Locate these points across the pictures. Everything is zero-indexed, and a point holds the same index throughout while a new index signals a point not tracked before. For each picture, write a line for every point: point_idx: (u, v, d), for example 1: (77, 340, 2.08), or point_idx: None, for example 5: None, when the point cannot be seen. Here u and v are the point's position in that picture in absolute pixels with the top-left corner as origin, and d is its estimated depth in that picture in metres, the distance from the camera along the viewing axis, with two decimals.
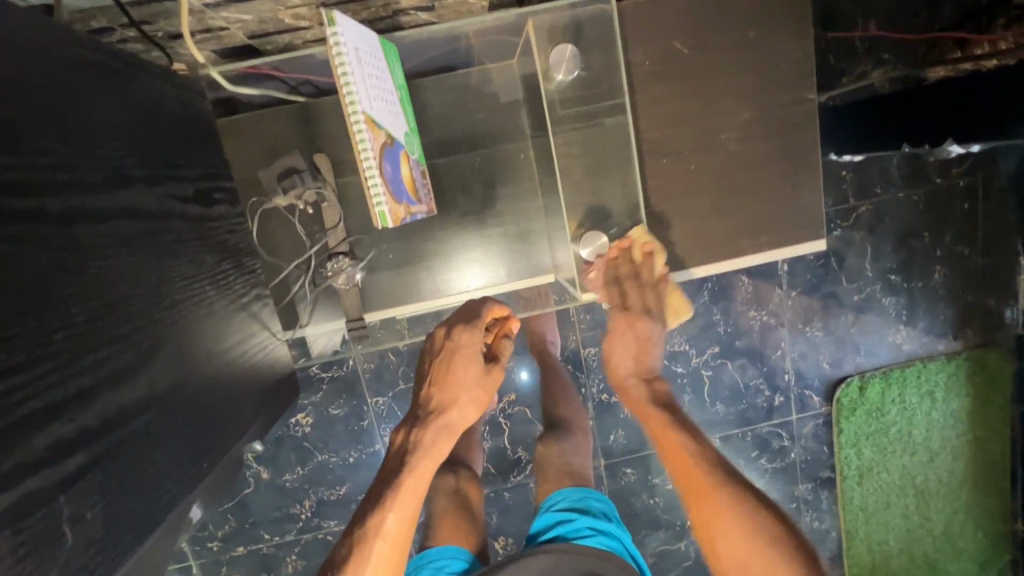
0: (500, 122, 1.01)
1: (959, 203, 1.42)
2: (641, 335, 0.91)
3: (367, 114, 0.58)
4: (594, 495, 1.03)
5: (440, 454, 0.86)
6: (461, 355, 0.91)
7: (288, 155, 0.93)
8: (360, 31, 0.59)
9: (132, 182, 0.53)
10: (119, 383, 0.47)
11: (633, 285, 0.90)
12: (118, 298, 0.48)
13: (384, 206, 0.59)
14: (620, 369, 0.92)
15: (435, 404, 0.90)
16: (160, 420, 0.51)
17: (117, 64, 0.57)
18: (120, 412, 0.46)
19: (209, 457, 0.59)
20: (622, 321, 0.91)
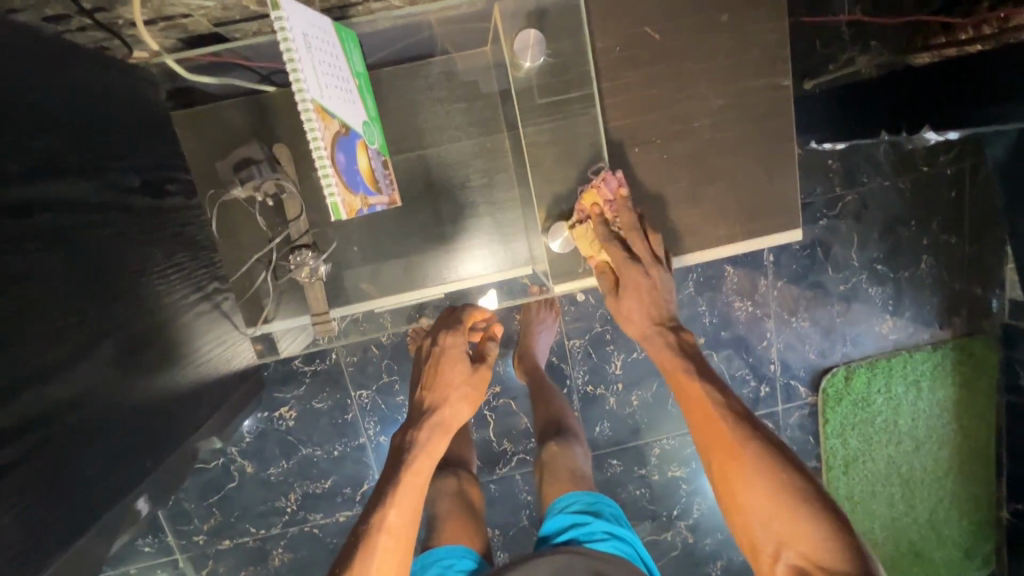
0: (475, 112, 0.98)
1: (946, 192, 1.41)
2: (641, 289, 0.84)
3: (317, 103, 0.56)
4: (605, 499, 1.04)
5: (435, 453, 0.86)
6: (447, 358, 0.89)
7: (245, 145, 0.87)
8: (309, 16, 0.57)
9: (65, 176, 0.51)
10: (46, 383, 0.45)
11: (637, 237, 0.82)
12: (46, 295, 0.47)
13: (337, 198, 0.57)
14: (636, 324, 0.88)
15: (427, 403, 0.88)
16: (93, 420, 0.50)
17: (51, 48, 0.54)
18: (45, 410, 0.45)
19: (154, 454, 0.58)
20: (638, 276, 0.83)
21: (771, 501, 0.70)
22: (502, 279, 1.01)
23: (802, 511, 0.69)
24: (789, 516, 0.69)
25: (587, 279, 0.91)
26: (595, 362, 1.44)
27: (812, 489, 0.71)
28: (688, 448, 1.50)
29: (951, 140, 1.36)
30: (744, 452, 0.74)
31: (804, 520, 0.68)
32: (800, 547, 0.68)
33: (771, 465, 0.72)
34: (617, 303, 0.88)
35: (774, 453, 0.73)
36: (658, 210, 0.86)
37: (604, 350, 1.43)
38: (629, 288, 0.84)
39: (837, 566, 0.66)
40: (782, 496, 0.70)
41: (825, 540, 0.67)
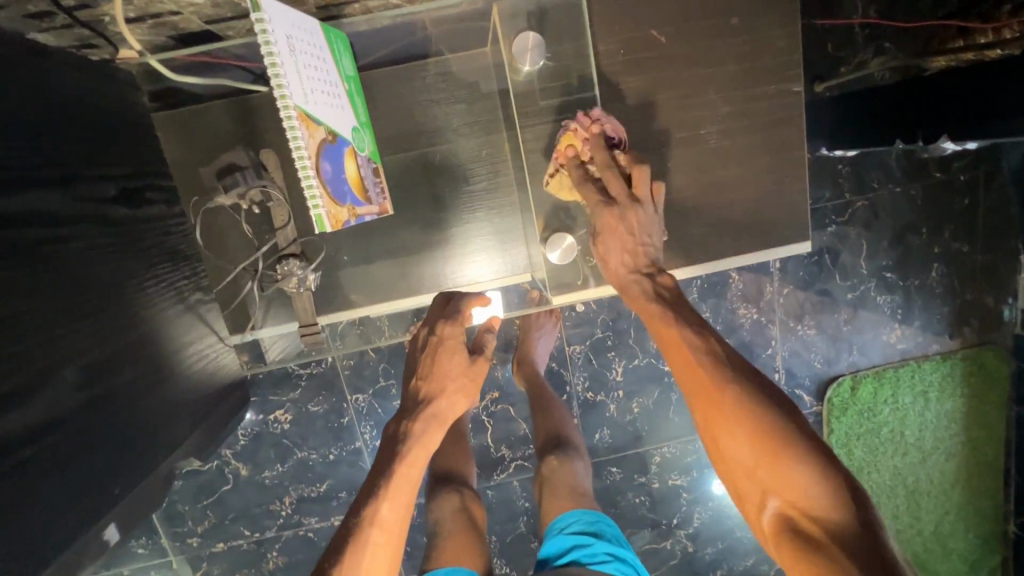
0: (476, 112, 0.92)
1: (959, 199, 1.37)
2: (613, 229, 0.76)
3: (301, 109, 0.53)
4: (607, 519, 1.01)
5: (431, 444, 0.83)
6: (445, 348, 0.85)
7: (230, 152, 0.85)
8: (293, 17, 0.54)
9: (34, 189, 0.48)
10: (7, 411, 0.42)
11: (614, 176, 0.76)
12: (9, 317, 0.44)
13: (321, 209, 0.54)
14: (615, 270, 0.79)
15: (423, 394, 0.85)
16: (57, 446, 0.47)
17: (18, 53, 0.51)
18: (6, 440, 0.42)
19: (124, 480, 0.54)
20: (609, 216, 0.75)
21: (751, 445, 0.64)
22: (506, 283, 0.97)
23: (784, 454, 0.62)
24: (774, 462, 0.62)
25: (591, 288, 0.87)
26: (595, 368, 1.41)
27: (797, 430, 0.63)
28: (689, 457, 1.47)
29: (965, 147, 1.32)
30: (721, 394, 0.67)
31: (787, 462, 0.61)
32: (783, 490, 0.62)
33: (750, 407, 0.65)
34: (596, 245, 0.79)
35: (755, 394, 0.66)
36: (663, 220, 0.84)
37: (605, 357, 1.40)
38: (604, 230, 0.76)
39: (823, 511, 0.59)
40: (762, 438, 0.63)
41: (811, 483, 0.60)
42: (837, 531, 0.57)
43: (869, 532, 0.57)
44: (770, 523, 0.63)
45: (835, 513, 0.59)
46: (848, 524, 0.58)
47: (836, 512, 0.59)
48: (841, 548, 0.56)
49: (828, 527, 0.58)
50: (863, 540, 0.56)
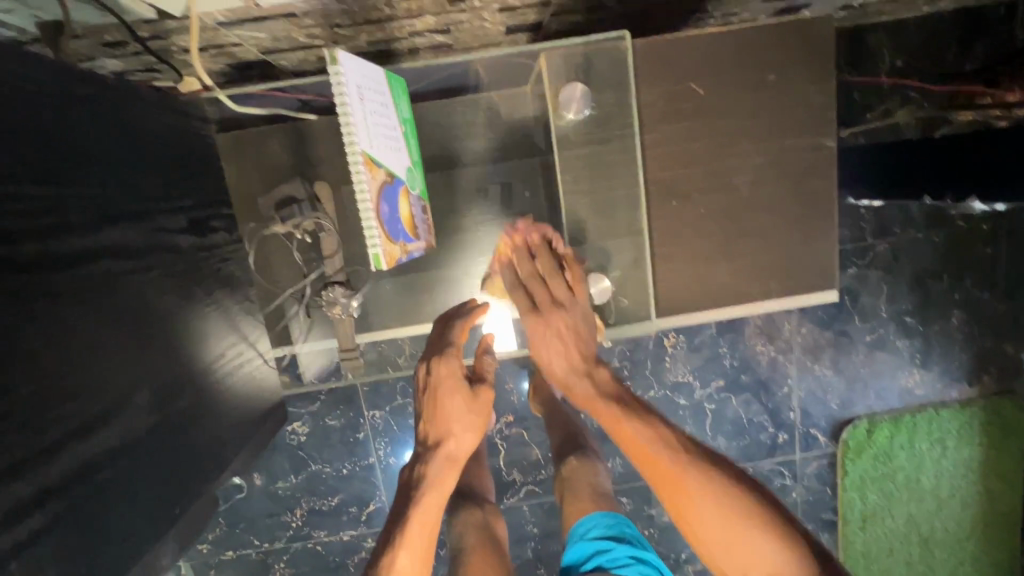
0: (512, 147, 0.96)
1: (981, 247, 1.38)
2: (536, 336, 0.81)
3: (366, 154, 0.56)
4: (626, 520, 1.01)
5: (445, 488, 0.80)
6: (445, 390, 0.85)
7: (288, 183, 0.87)
8: (364, 67, 0.58)
9: (123, 221, 0.51)
10: (88, 434, 0.44)
11: (537, 284, 0.83)
12: (94, 345, 0.46)
13: (379, 249, 0.58)
14: (556, 372, 0.81)
15: (431, 439, 0.84)
16: (133, 468, 0.48)
17: (114, 92, 0.55)
18: (89, 463, 0.43)
19: (183, 501, 0.55)
20: (535, 323, 0.81)
21: (729, 528, 0.65)
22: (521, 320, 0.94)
23: (761, 534, 0.64)
24: (752, 536, 0.64)
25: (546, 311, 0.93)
26: None
27: (762, 502, 0.66)
28: None
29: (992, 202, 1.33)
30: (686, 479, 0.68)
31: (762, 539, 0.64)
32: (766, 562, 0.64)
33: (725, 489, 0.66)
34: (534, 350, 0.82)
35: (721, 478, 0.67)
36: (693, 262, 0.86)
37: None
38: (533, 334, 0.82)
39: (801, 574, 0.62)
40: (741, 518, 0.65)
41: (787, 549, 0.63)
42: None
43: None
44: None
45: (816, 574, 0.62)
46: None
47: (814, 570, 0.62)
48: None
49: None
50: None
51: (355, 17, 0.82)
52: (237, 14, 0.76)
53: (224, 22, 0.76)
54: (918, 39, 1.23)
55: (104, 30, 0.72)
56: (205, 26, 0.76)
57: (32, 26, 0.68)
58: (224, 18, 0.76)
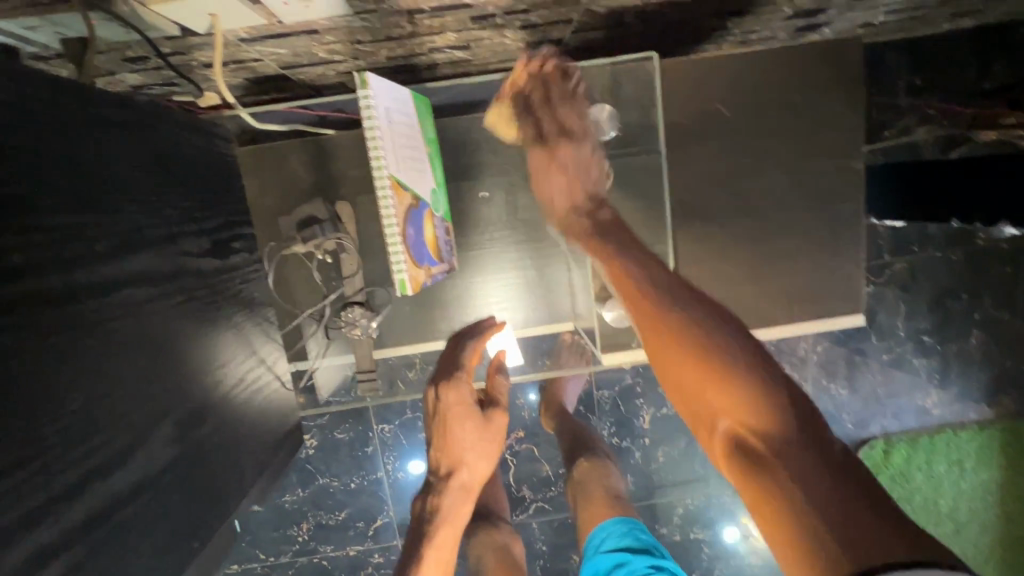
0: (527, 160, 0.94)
1: (1001, 266, 1.35)
2: (545, 173, 0.79)
3: (394, 178, 0.56)
4: (642, 529, 1.00)
5: (459, 519, 0.82)
6: (456, 415, 0.84)
7: (310, 204, 0.85)
8: (392, 90, 0.57)
9: (149, 246, 0.50)
10: (111, 470, 0.42)
11: (551, 114, 0.79)
12: (118, 378, 0.44)
13: (405, 274, 0.57)
14: (555, 209, 0.79)
15: (444, 468, 0.84)
16: (153, 503, 0.47)
17: (140, 115, 0.54)
18: (111, 501, 0.42)
19: (204, 532, 0.53)
20: (543, 157, 0.79)
21: (699, 375, 0.56)
22: (531, 334, 1.00)
23: (734, 385, 0.54)
24: (711, 377, 0.55)
25: (559, 324, 1.00)
26: (623, 415, 1.39)
27: (749, 356, 0.55)
28: (712, 510, 1.44)
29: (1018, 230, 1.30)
30: (664, 320, 0.59)
31: (737, 390, 0.54)
32: (737, 415, 0.54)
33: (690, 325, 0.57)
34: (537, 185, 0.80)
35: (705, 327, 0.57)
36: (713, 285, 0.86)
37: (633, 403, 1.39)
38: (538, 170, 0.80)
39: (774, 430, 0.51)
40: (702, 356, 0.55)
41: (766, 402, 0.52)
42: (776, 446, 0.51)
43: (832, 458, 0.49)
44: (725, 447, 0.55)
45: (793, 436, 0.51)
46: (808, 445, 0.50)
47: (791, 429, 0.51)
48: (797, 470, 0.49)
49: (780, 447, 0.50)
50: (824, 462, 0.49)
51: (376, 34, 0.81)
52: (260, 31, 0.74)
53: (247, 39, 0.75)
54: (938, 57, 1.22)
55: (126, 45, 0.71)
56: (227, 42, 0.75)
57: (55, 42, 0.67)
58: (247, 35, 0.74)
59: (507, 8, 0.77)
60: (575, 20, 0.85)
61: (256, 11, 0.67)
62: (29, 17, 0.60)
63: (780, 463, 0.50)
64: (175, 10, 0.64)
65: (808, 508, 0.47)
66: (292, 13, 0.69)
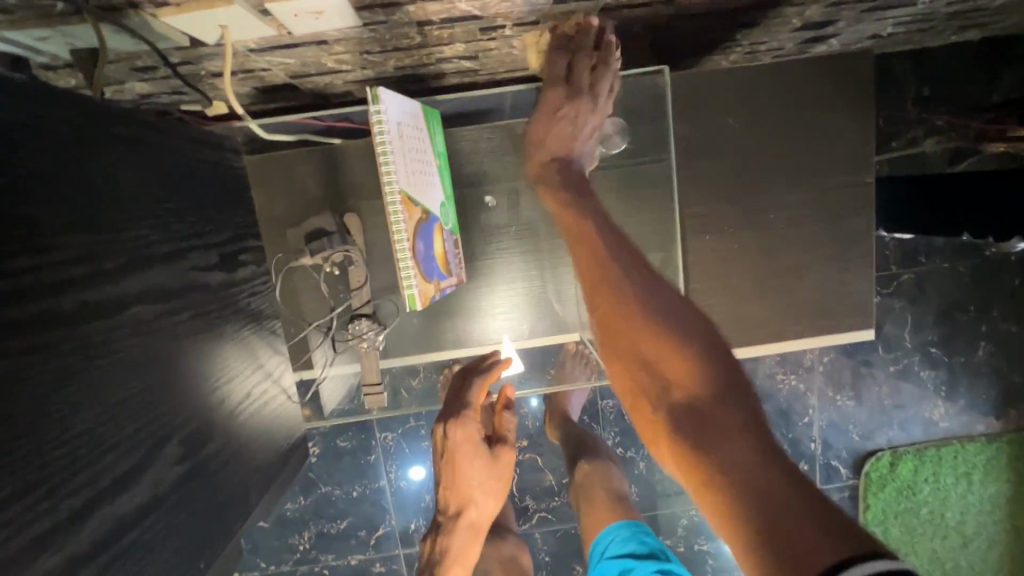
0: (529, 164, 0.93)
1: (1009, 277, 1.34)
2: (548, 109, 0.81)
3: (404, 193, 0.55)
4: (646, 532, 1.03)
5: (470, 556, 0.90)
6: (463, 456, 0.87)
7: (319, 216, 0.87)
8: (402, 104, 0.57)
9: (157, 262, 0.50)
10: (117, 493, 0.42)
11: (585, 70, 0.78)
12: (124, 398, 0.44)
13: (415, 289, 0.56)
14: (545, 151, 0.83)
15: (454, 507, 0.89)
16: (159, 524, 0.46)
17: (150, 130, 0.53)
18: (117, 525, 0.41)
19: (209, 553, 0.53)
20: (557, 97, 0.80)
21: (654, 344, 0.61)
22: (534, 344, 0.99)
23: (679, 352, 0.58)
24: (666, 349, 0.59)
25: (563, 334, 0.98)
26: (627, 425, 1.38)
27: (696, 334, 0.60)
28: None
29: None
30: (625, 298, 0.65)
31: (682, 358, 0.58)
32: (682, 382, 0.57)
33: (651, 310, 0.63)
34: (535, 120, 0.82)
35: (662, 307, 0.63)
36: None
37: None
38: (544, 111, 0.81)
39: (711, 400, 0.55)
40: (660, 333, 0.60)
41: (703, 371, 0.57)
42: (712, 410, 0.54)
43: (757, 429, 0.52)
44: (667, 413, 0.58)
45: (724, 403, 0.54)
46: (738, 411, 0.53)
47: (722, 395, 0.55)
48: (724, 430, 0.52)
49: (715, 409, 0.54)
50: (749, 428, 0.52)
51: (385, 45, 0.81)
52: (269, 41, 0.73)
53: (256, 50, 0.74)
54: (948, 68, 1.21)
55: (135, 56, 0.70)
56: (236, 53, 0.75)
57: (64, 53, 0.66)
58: (256, 45, 0.73)
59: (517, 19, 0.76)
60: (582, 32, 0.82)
61: (266, 23, 0.67)
62: (40, 28, 0.60)
63: (709, 422, 0.53)
64: (185, 22, 0.63)
65: (729, 459, 0.50)
66: (301, 25, 0.68)
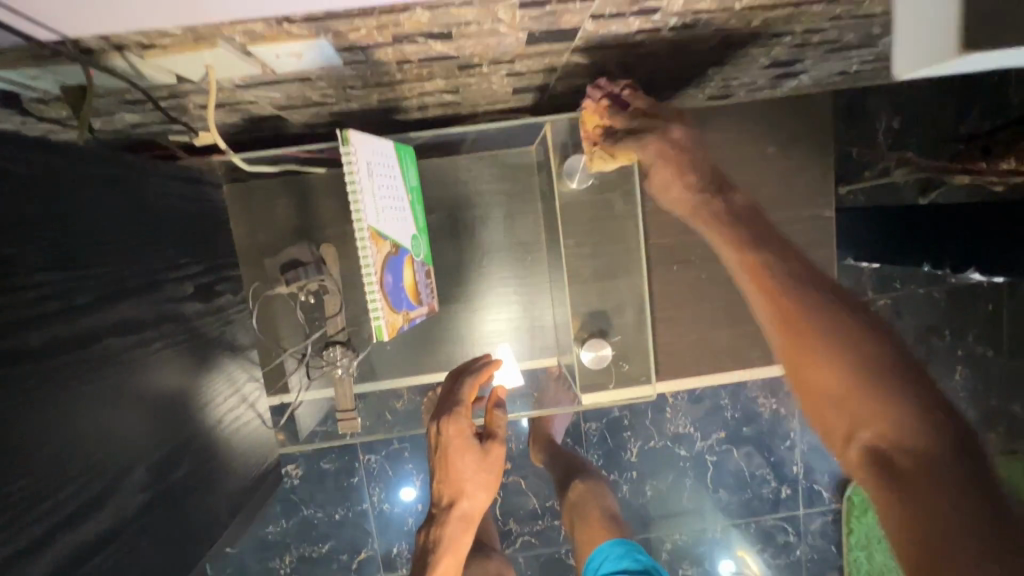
0: (517, 191, 1.01)
1: (982, 303, 1.37)
2: (672, 155, 0.71)
3: (373, 228, 0.58)
4: (637, 549, 1.08)
5: (460, 548, 0.87)
6: (453, 449, 0.85)
7: (294, 247, 0.92)
8: (373, 145, 0.60)
9: (130, 297, 0.52)
10: (81, 520, 0.43)
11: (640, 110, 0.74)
12: (91, 427, 0.46)
13: (382, 321, 0.59)
14: (683, 198, 0.71)
15: (447, 499, 0.87)
16: (123, 552, 0.47)
17: (127, 169, 0.55)
18: (80, 551, 0.43)
19: None
20: (662, 145, 0.71)
21: (845, 383, 0.50)
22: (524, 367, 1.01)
23: (886, 396, 0.48)
24: (864, 386, 0.49)
25: (543, 357, 1.02)
26: (610, 447, 1.39)
27: (904, 372, 0.49)
28: (700, 546, 1.43)
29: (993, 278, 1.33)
30: (809, 325, 0.53)
31: (885, 400, 0.48)
32: (882, 426, 0.48)
33: (837, 331, 0.52)
34: (661, 173, 0.73)
35: (858, 336, 0.51)
36: None
37: (621, 437, 1.39)
38: (662, 158, 0.72)
39: (923, 450, 0.45)
40: (857, 364, 0.50)
41: (915, 420, 0.46)
42: (926, 464, 0.45)
43: (990, 497, 0.43)
44: (859, 459, 0.50)
45: (944, 461, 0.44)
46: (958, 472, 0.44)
47: (942, 449, 0.45)
48: (941, 499, 0.43)
49: (932, 469, 0.44)
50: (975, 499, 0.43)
51: (367, 80, 0.84)
52: (254, 77, 0.76)
53: (241, 85, 0.77)
54: (915, 100, 1.26)
55: (123, 91, 0.73)
56: (222, 88, 0.77)
57: (53, 88, 0.69)
58: (242, 81, 0.76)
59: (493, 58, 0.79)
60: (559, 69, 0.86)
61: (249, 62, 0.70)
62: (30, 68, 0.62)
63: (923, 484, 0.44)
64: (171, 62, 0.66)
65: (957, 538, 0.41)
66: (283, 64, 0.71)
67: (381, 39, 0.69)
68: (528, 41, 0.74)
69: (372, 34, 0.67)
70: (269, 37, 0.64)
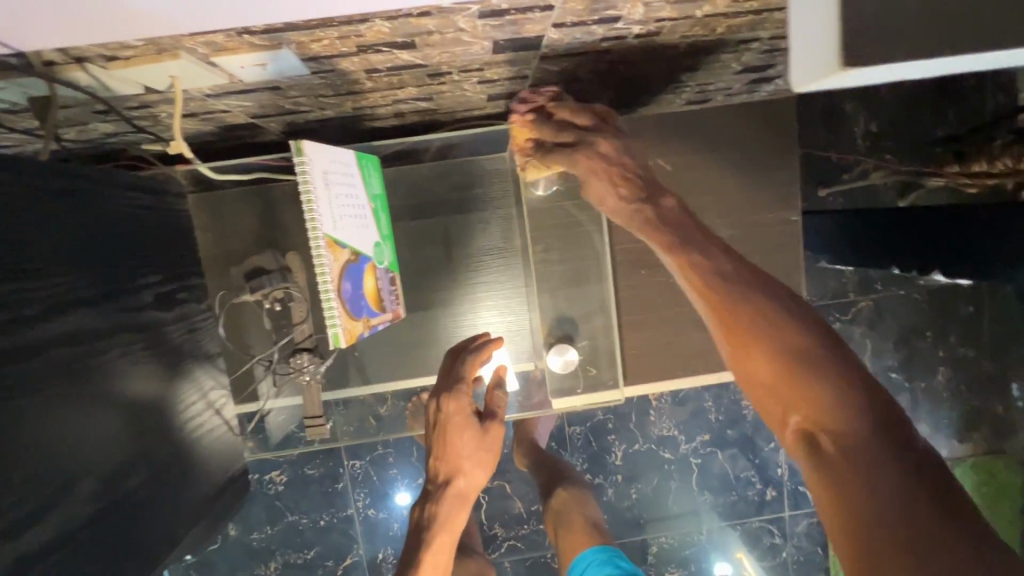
0: (492, 194, 1.00)
1: (963, 304, 1.38)
2: (602, 168, 0.77)
3: (329, 236, 0.58)
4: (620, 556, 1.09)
5: (456, 526, 0.86)
6: (454, 425, 0.86)
7: (257, 256, 0.92)
8: (329, 154, 0.61)
9: (82, 307, 0.52)
10: (24, 530, 0.44)
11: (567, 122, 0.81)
12: (38, 437, 0.46)
13: (339, 327, 0.59)
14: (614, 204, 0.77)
15: (443, 476, 0.87)
16: (68, 562, 0.47)
17: (82, 180, 0.56)
18: (24, 560, 0.43)
19: None
20: (593, 159, 0.78)
21: (774, 370, 0.52)
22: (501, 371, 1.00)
23: (823, 384, 0.49)
24: (798, 374, 0.51)
25: (520, 361, 1.00)
26: (595, 451, 1.39)
27: (831, 358, 0.51)
28: (687, 549, 1.44)
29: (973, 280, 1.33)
30: (744, 320, 0.56)
31: (819, 389, 0.49)
32: (819, 415, 0.49)
33: (772, 323, 0.55)
34: (591, 185, 0.80)
35: (785, 325, 0.54)
36: None
37: (605, 440, 1.39)
38: (590, 170, 0.78)
39: (859, 437, 0.46)
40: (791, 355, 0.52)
41: (841, 403, 0.48)
42: (860, 449, 0.46)
43: (931, 481, 0.43)
44: (794, 445, 0.51)
45: (872, 442, 0.46)
46: (893, 457, 0.45)
47: (876, 435, 0.46)
48: (883, 489, 0.44)
49: (867, 459, 0.45)
50: (921, 487, 0.43)
51: (339, 89, 0.84)
52: (224, 87, 0.77)
53: (212, 95, 0.77)
54: (892, 103, 1.27)
55: (90, 101, 0.73)
56: (192, 97, 0.78)
57: (20, 99, 0.69)
58: (211, 91, 0.76)
59: (462, 67, 0.80)
60: (530, 76, 0.87)
61: (215, 72, 0.71)
62: None
63: (864, 472, 0.45)
64: (135, 73, 0.67)
65: (906, 526, 0.41)
66: (250, 74, 0.72)
67: (346, 49, 0.70)
68: (493, 50, 0.75)
69: (335, 44, 0.68)
70: (231, 48, 0.65)
